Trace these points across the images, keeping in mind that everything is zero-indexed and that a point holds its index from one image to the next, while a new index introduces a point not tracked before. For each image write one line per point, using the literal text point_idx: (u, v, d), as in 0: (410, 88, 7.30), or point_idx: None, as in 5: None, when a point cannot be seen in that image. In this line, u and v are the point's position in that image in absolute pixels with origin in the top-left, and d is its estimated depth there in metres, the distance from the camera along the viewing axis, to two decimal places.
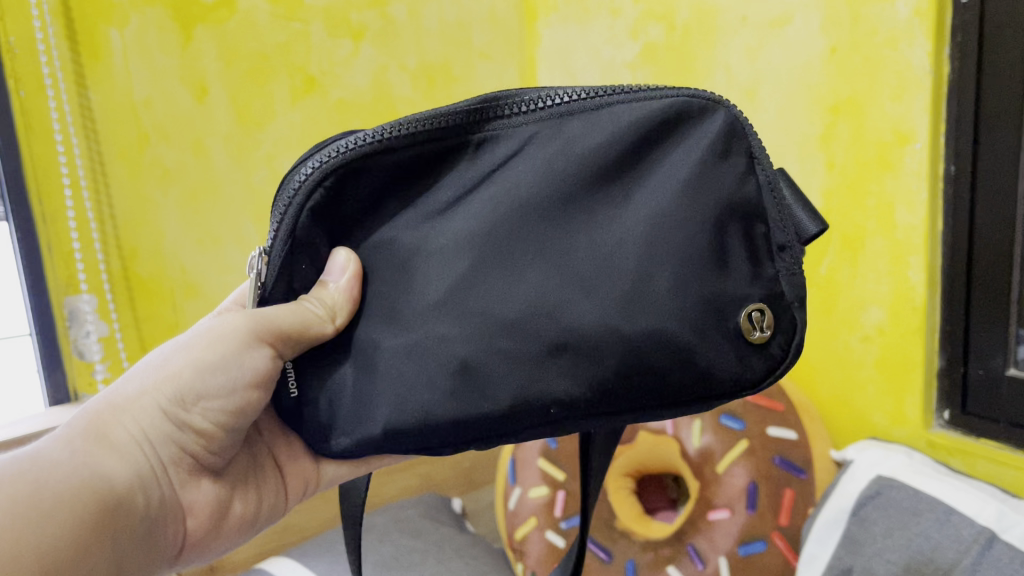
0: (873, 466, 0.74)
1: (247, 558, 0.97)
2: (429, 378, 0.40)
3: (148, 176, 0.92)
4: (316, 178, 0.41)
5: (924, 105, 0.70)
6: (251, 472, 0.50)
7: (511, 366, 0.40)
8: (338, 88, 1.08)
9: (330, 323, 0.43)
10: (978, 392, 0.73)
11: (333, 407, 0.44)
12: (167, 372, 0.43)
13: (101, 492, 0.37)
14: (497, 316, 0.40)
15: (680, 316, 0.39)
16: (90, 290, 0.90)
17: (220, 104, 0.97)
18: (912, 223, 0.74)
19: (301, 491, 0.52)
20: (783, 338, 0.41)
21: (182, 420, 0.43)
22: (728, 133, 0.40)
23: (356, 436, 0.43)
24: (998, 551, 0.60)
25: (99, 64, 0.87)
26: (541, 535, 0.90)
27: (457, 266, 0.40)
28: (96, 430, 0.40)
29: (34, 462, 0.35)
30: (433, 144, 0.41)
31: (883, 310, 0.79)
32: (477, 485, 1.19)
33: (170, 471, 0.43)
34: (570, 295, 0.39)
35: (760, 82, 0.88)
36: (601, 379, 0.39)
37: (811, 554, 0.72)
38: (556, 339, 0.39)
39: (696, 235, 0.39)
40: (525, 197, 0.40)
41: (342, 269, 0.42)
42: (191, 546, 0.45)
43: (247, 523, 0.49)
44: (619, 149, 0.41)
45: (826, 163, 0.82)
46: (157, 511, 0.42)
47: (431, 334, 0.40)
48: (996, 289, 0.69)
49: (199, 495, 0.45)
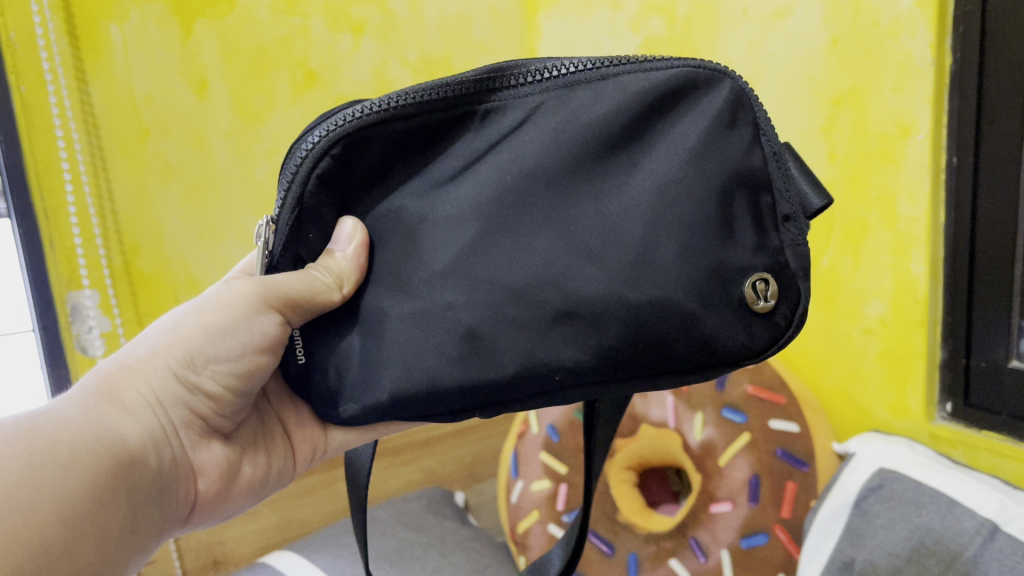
0: (875, 458, 0.74)
1: (250, 553, 0.97)
2: (437, 345, 0.41)
3: (148, 170, 0.92)
4: (323, 147, 0.41)
5: (926, 96, 0.70)
6: (260, 436, 0.50)
7: (516, 333, 0.40)
8: (339, 83, 1.08)
9: (337, 291, 0.43)
10: (980, 383, 0.73)
11: (340, 374, 0.45)
12: (176, 335, 0.43)
13: (114, 450, 0.37)
14: (502, 285, 0.40)
15: (685, 284, 0.38)
16: (92, 285, 0.89)
17: (220, 98, 0.97)
18: (913, 215, 0.74)
19: (309, 457, 0.52)
20: (788, 307, 0.40)
21: (193, 382, 0.43)
22: (734, 104, 0.40)
23: (363, 403, 0.43)
24: (1000, 543, 0.60)
25: (99, 59, 0.87)
26: (543, 529, 0.90)
27: (464, 234, 0.41)
28: (107, 391, 0.40)
29: (49, 419, 0.35)
30: (440, 113, 0.42)
31: (884, 302, 0.79)
32: (480, 478, 1.19)
33: (181, 433, 0.43)
34: (575, 263, 0.39)
35: (761, 75, 0.88)
36: (608, 347, 0.39)
37: (812, 547, 0.72)
38: (562, 307, 0.39)
39: (702, 204, 0.39)
40: (531, 166, 0.41)
41: (348, 238, 0.43)
42: (202, 507, 0.46)
43: (256, 486, 0.49)
44: (624, 118, 0.40)
45: (828, 155, 0.82)
46: (169, 471, 0.42)
47: (438, 301, 0.41)
48: (998, 283, 0.69)
49: (209, 456, 0.45)
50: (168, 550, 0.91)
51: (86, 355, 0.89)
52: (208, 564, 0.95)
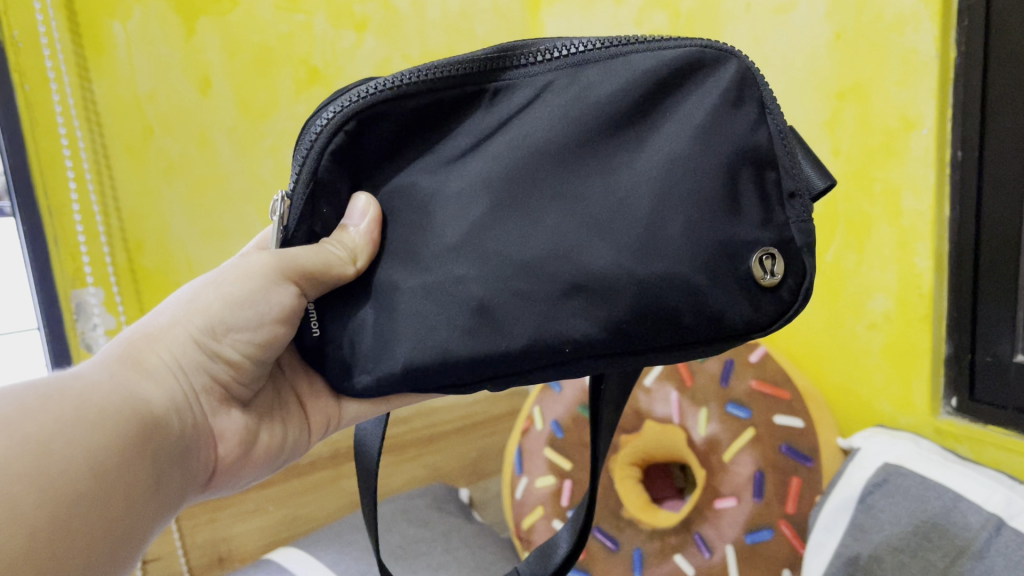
0: (880, 453, 0.74)
1: (256, 549, 0.98)
2: (448, 317, 0.41)
3: (152, 168, 0.92)
4: (337, 122, 0.42)
5: (931, 90, 0.69)
6: (276, 406, 0.51)
7: (526, 307, 0.40)
8: (342, 80, 1.07)
9: (351, 265, 0.44)
10: (985, 378, 0.72)
11: (353, 346, 0.45)
12: (196, 306, 0.44)
13: (141, 411, 0.37)
14: (512, 259, 0.40)
15: (692, 258, 0.38)
16: (97, 283, 0.89)
17: (223, 95, 0.97)
18: (918, 210, 0.73)
19: (322, 428, 0.52)
20: (794, 281, 0.39)
21: (214, 350, 0.43)
22: (741, 83, 0.39)
23: (377, 373, 0.43)
24: (1006, 537, 0.60)
25: (102, 57, 0.87)
26: (547, 524, 0.90)
27: (475, 209, 0.41)
28: (130, 356, 0.40)
29: (76, 379, 0.36)
30: (450, 91, 0.42)
31: (889, 297, 0.78)
32: (485, 474, 1.19)
33: (202, 399, 0.43)
34: (584, 238, 0.39)
35: (765, 70, 0.88)
36: (616, 320, 0.39)
37: (817, 541, 0.72)
38: (572, 281, 0.39)
39: (709, 179, 0.38)
40: (540, 142, 0.41)
41: (361, 214, 0.44)
42: (222, 473, 0.46)
43: (273, 453, 0.49)
44: (632, 96, 0.40)
45: (832, 150, 0.81)
46: (192, 435, 0.42)
47: (450, 274, 0.41)
48: (1003, 277, 0.69)
49: (229, 423, 0.45)
50: (174, 548, 0.91)
51: (90, 353, 0.89)
52: (213, 561, 0.95)
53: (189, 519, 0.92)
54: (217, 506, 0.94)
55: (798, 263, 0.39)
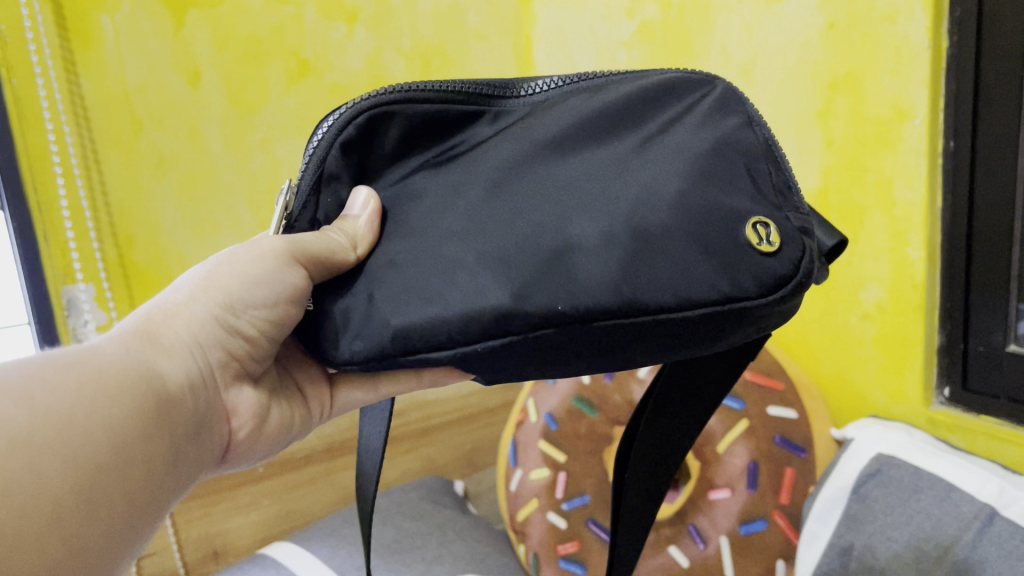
0: (874, 442, 0.74)
1: (251, 543, 0.98)
2: (440, 281, 0.39)
3: (142, 162, 0.91)
4: (349, 115, 0.43)
5: (923, 80, 0.69)
6: (280, 386, 0.50)
7: (516, 262, 0.38)
8: (333, 72, 1.07)
9: (352, 252, 0.44)
10: (978, 367, 0.73)
11: (342, 319, 0.43)
12: (213, 283, 0.43)
13: (157, 387, 0.36)
14: (506, 223, 0.40)
15: (687, 217, 0.37)
16: (86, 279, 0.89)
17: (214, 88, 0.96)
18: (910, 199, 0.73)
19: (320, 412, 0.52)
20: (794, 252, 0.37)
21: (232, 326, 0.43)
22: (726, 98, 0.44)
23: (364, 342, 0.41)
24: (998, 527, 0.60)
25: (90, 51, 0.86)
26: (542, 517, 0.90)
27: (475, 187, 0.42)
28: (147, 332, 0.39)
29: (93, 352, 0.35)
30: (457, 107, 0.45)
31: (882, 287, 0.78)
32: (479, 466, 1.19)
33: (218, 375, 0.43)
34: (578, 204, 0.39)
35: (757, 59, 0.87)
36: (608, 274, 0.36)
37: (811, 532, 0.72)
38: (564, 239, 0.38)
39: (701, 156, 0.40)
40: (539, 134, 0.43)
41: (362, 206, 0.44)
42: (237, 447, 0.46)
43: (283, 431, 0.49)
44: (627, 102, 0.44)
45: (824, 140, 0.81)
46: (207, 410, 0.41)
47: (445, 243, 0.40)
48: (996, 268, 0.69)
49: (243, 397, 0.45)
50: (169, 543, 0.91)
51: None
52: (208, 556, 0.95)
53: (183, 514, 0.92)
54: (211, 501, 0.94)
55: (796, 240, 0.37)
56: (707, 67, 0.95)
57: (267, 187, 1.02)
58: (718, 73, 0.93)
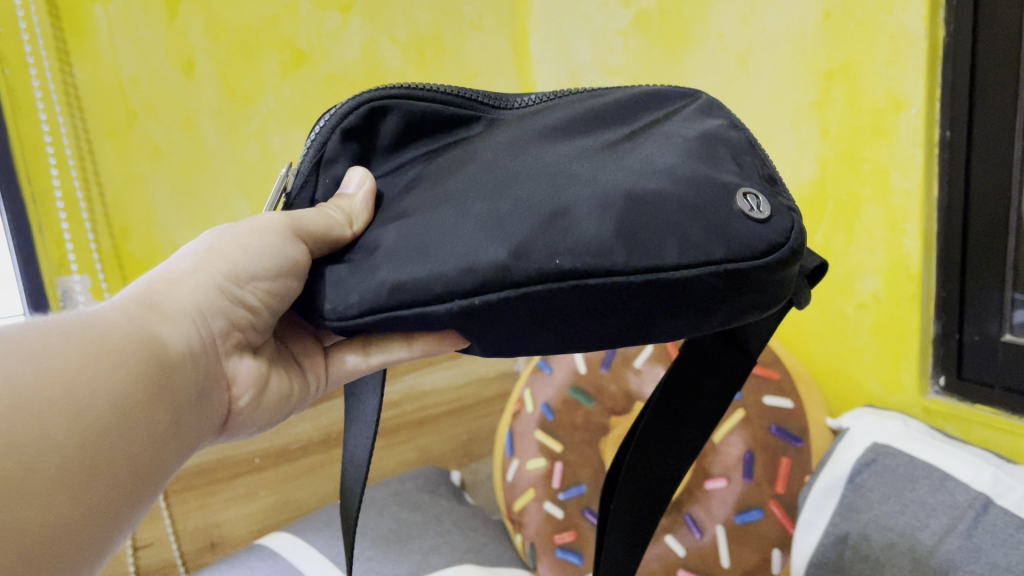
0: (869, 432, 0.74)
1: (247, 533, 0.98)
2: (437, 242, 0.39)
3: (137, 153, 0.91)
4: (351, 106, 0.44)
5: (920, 70, 0.69)
6: (278, 357, 0.50)
7: (515, 218, 0.37)
8: (328, 62, 1.07)
9: (348, 229, 0.44)
10: (973, 357, 0.73)
11: (336, 284, 0.43)
12: (216, 255, 0.43)
13: (159, 353, 0.36)
14: (504, 190, 0.39)
15: (684, 182, 0.37)
16: (81, 270, 0.89)
17: (208, 79, 0.96)
18: (906, 189, 0.73)
19: (319, 384, 0.52)
20: (783, 222, 0.37)
21: (235, 297, 0.43)
22: (708, 108, 0.46)
23: (361, 302, 0.40)
24: (993, 515, 0.60)
25: (83, 40, 0.86)
26: (539, 507, 0.91)
27: (472, 167, 0.42)
28: (150, 298, 0.39)
29: (94, 317, 0.35)
30: (455, 107, 0.46)
31: (878, 277, 0.79)
32: (476, 456, 1.19)
33: (220, 343, 0.42)
34: (575, 171, 0.39)
35: (753, 49, 0.87)
36: (607, 232, 0.35)
37: (808, 521, 0.73)
38: (563, 198, 0.37)
39: (691, 142, 0.41)
40: (535, 125, 0.44)
41: (358, 184, 0.45)
42: (237, 417, 0.45)
43: (283, 401, 0.49)
44: (617, 104, 0.45)
45: (820, 130, 0.81)
46: (209, 378, 0.41)
47: (442, 211, 0.40)
48: (991, 258, 0.69)
49: (244, 367, 0.45)
50: (166, 535, 0.91)
51: None
52: (206, 546, 0.95)
53: (180, 505, 0.92)
54: (207, 492, 0.94)
55: (784, 214, 0.38)
56: (703, 56, 0.94)
57: (262, 178, 1.02)
58: (714, 63, 0.93)
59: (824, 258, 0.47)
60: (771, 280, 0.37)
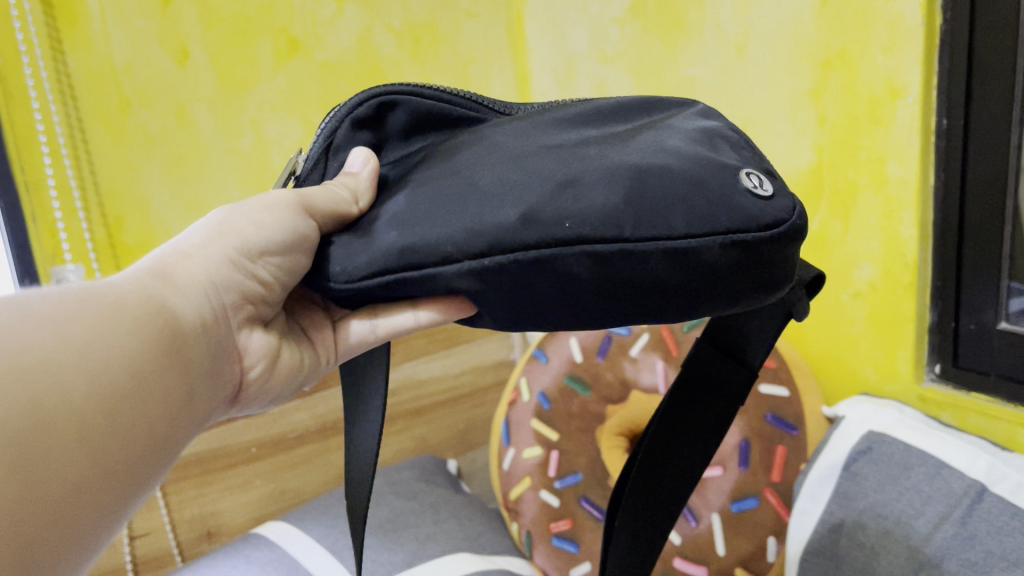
0: (864, 420, 0.74)
1: (244, 522, 0.98)
2: (445, 211, 0.39)
3: (131, 142, 0.91)
4: (359, 99, 0.45)
5: (917, 58, 0.69)
6: (287, 330, 0.49)
7: (524, 187, 0.37)
8: (323, 50, 1.06)
9: (354, 206, 0.43)
10: (969, 345, 0.73)
11: (342, 250, 0.42)
12: (227, 229, 0.43)
13: (172, 321, 0.36)
14: (513, 163, 0.40)
15: (690, 158, 0.37)
16: (75, 260, 0.88)
17: (202, 67, 0.95)
18: (903, 177, 0.73)
19: (328, 357, 0.49)
20: (788, 202, 0.37)
21: (248, 270, 0.42)
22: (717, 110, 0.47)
23: (367, 263, 0.40)
24: (988, 503, 0.60)
25: (76, 29, 0.85)
26: (535, 495, 0.91)
27: (481, 145, 0.42)
28: (162, 271, 0.39)
29: (106, 286, 0.35)
30: (465, 106, 0.47)
31: (874, 266, 0.79)
32: (473, 445, 1.19)
33: (231, 316, 0.42)
34: (585, 149, 0.39)
35: (750, 37, 0.86)
36: (613, 199, 0.35)
37: (803, 509, 0.73)
38: (571, 169, 0.37)
39: (698, 130, 0.41)
40: (546, 114, 0.45)
41: (362, 163, 0.45)
42: (248, 389, 0.45)
43: (293, 373, 0.48)
44: (628, 102, 0.46)
45: (817, 119, 0.81)
46: (220, 350, 0.41)
47: (450, 182, 0.40)
48: (987, 246, 0.69)
49: (253, 341, 0.44)
50: (162, 525, 0.91)
51: None
52: (202, 536, 0.95)
53: (176, 495, 0.92)
54: (203, 481, 0.94)
55: (789, 195, 0.38)
56: (700, 44, 0.94)
57: (258, 167, 1.02)
58: (710, 51, 0.92)
59: (822, 271, 0.47)
60: (775, 257, 0.36)
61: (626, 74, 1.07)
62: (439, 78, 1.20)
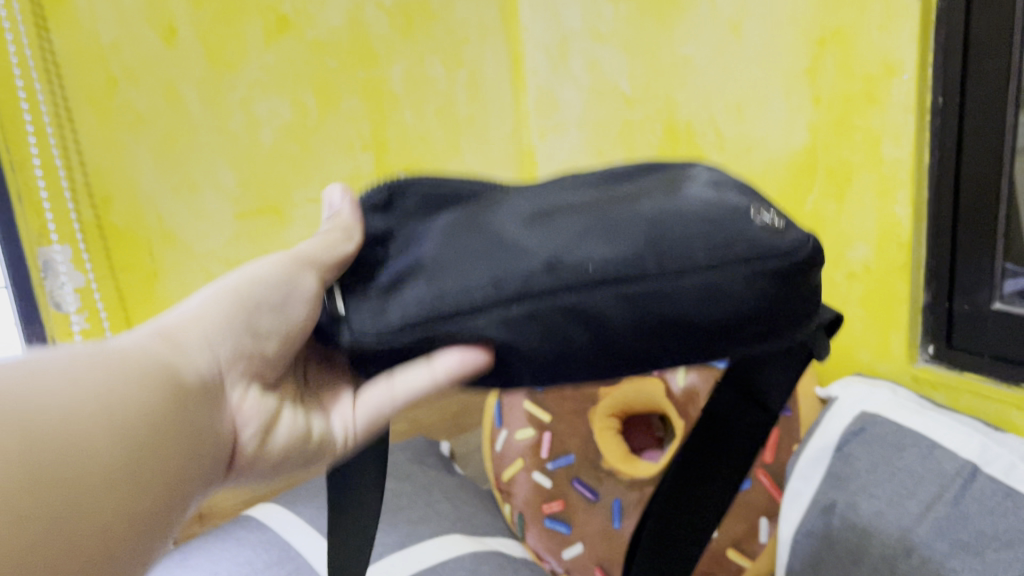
0: (857, 402, 0.74)
1: (235, 504, 0.98)
2: (463, 261, 0.38)
3: (118, 121, 0.90)
4: (371, 195, 0.45)
5: (913, 35, 0.68)
6: (298, 396, 0.40)
7: (541, 236, 0.37)
8: (313, 29, 1.03)
9: (350, 243, 0.41)
10: (963, 326, 0.73)
11: (353, 309, 0.39)
12: (228, 287, 0.37)
13: (182, 375, 0.32)
14: (528, 217, 0.39)
15: (702, 200, 0.38)
16: (62, 241, 0.87)
17: (191, 46, 0.94)
18: (898, 157, 0.73)
19: (343, 438, 0.40)
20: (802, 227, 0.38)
21: (255, 328, 0.37)
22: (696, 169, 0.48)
23: (377, 322, 0.37)
24: (980, 484, 0.60)
25: (62, 6, 0.84)
26: (528, 476, 0.90)
27: (488, 206, 0.42)
28: (161, 334, 0.33)
29: (107, 346, 0.30)
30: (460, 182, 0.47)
31: (868, 246, 0.78)
32: (466, 427, 1.19)
33: (237, 385, 0.35)
34: (596, 202, 0.39)
35: (745, 14, 0.85)
36: (624, 252, 0.35)
37: (796, 490, 0.72)
38: (589, 217, 0.37)
39: (693, 177, 0.42)
40: (543, 184, 0.45)
41: (341, 201, 0.44)
42: (264, 471, 0.37)
43: (323, 449, 0.40)
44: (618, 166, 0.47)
45: (812, 97, 0.80)
46: (226, 417, 0.34)
47: (466, 234, 0.39)
48: (982, 226, 0.68)
49: (268, 412, 0.37)
50: None
51: (60, 311, 0.88)
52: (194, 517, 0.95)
53: None
54: None
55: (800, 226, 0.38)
56: (693, 20, 0.92)
57: (249, 148, 1.01)
58: (704, 28, 0.91)
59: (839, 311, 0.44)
60: (803, 282, 0.36)
61: (621, 53, 1.04)
62: (432, 57, 1.16)
